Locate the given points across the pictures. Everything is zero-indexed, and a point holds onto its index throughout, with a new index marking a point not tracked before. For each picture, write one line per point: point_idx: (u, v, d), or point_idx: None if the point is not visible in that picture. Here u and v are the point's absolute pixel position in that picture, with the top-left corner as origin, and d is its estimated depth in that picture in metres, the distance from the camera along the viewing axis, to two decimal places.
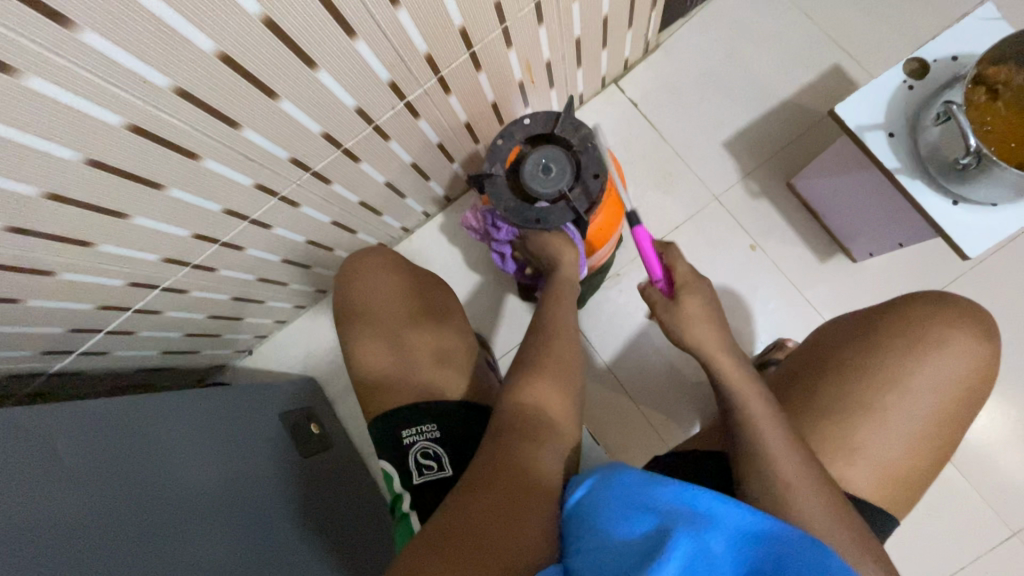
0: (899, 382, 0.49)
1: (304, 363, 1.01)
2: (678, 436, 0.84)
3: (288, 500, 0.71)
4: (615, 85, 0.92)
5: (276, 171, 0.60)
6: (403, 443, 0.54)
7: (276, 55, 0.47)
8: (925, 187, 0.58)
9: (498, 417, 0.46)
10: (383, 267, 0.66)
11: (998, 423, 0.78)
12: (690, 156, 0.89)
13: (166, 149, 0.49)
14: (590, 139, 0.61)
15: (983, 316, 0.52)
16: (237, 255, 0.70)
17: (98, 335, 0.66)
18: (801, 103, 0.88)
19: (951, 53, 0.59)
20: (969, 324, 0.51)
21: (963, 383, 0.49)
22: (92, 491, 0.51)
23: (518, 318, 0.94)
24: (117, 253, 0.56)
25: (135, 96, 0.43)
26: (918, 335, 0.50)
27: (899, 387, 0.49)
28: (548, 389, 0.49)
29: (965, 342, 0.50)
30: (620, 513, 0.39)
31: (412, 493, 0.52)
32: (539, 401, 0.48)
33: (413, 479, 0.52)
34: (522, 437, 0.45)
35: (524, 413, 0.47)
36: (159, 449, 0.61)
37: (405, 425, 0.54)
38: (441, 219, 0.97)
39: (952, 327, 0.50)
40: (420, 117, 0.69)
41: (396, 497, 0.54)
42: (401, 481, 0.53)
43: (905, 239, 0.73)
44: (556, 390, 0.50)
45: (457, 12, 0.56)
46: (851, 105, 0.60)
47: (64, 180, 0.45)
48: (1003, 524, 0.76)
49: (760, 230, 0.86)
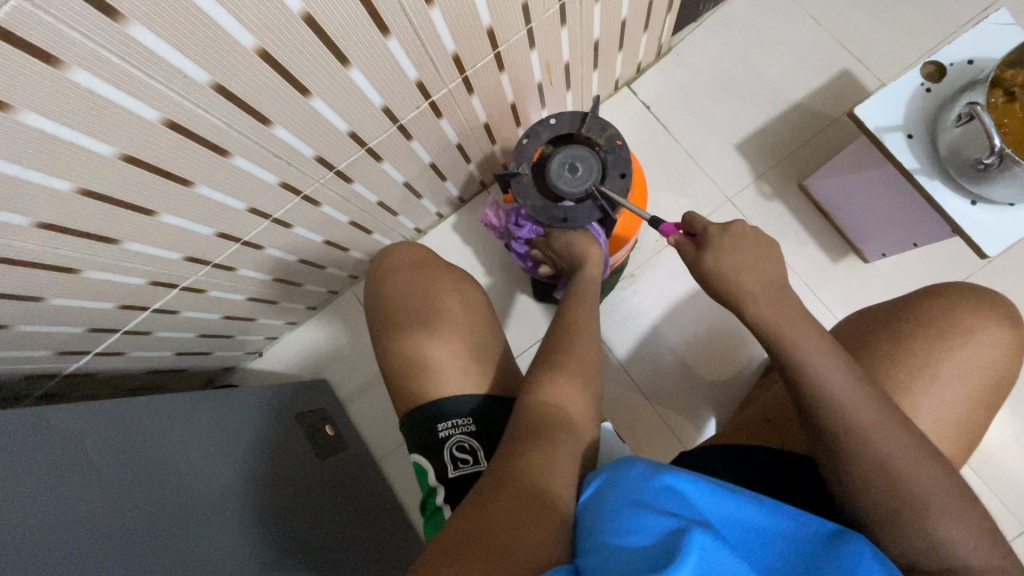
0: (930, 370, 0.50)
1: (315, 365, 1.00)
2: (694, 435, 0.84)
3: (307, 500, 0.70)
4: (628, 88, 0.93)
5: (301, 169, 0.60)
6: (439, 437, 0.57)
7: (313, 52, 0.47)
8: (944, 187, 0.59)
9: (534, 413, 0.46)
10: (416, 262, 0.68)
11: (1008, 420, 0.79)
12: (703, 158, 0.90)
13: (199, 146, 0.49)
14: (616, 139, 0.62)
15: (1009, 306, 0.53)
16: (256, 255, 0.70)
17: (115, 335, 0.65)
18: (811, 106, 0.89)
19: (966, 58, 0.60)
20: (995, 314, 0.52)
21: (991, 370, 0.50)
22: (112, 492, 0.50)
23: (532, 318, 0.94)
24: (141, 251, 0.56)
25: (174, 91, 0.42)
26: (945, 325, 0.51)
27: (930, 375, 0.50)
28: (583, 386, 0.49)
29: (992, 330, 0.51)
30: (627, 511, 0.36)
31: (447, 485, 0.56)
32: (574, 397, 0.48)
33: (448, 471, 0.56)
34: (558, 428, 0.45)
35: (561, 410, 0.47)
36: (179, 449, 0.60)
37: (441, 419, 0.57)
38: (455, 220, 0.97)
39: (979, 316, 0.51)
40: (442, 117, 0.69)
41: (430, 489, 0.58)
42: (436, 474, 0.57)
43: (919, 239, 0.74)
44: (591, 386, 0.50)
45: (485, 13, 0.56)
46: (870, 107, 0.61)
47: (97, 176, 0.45)
48: (1015, 520, 0.77)
49: (773, 231, 0.87)
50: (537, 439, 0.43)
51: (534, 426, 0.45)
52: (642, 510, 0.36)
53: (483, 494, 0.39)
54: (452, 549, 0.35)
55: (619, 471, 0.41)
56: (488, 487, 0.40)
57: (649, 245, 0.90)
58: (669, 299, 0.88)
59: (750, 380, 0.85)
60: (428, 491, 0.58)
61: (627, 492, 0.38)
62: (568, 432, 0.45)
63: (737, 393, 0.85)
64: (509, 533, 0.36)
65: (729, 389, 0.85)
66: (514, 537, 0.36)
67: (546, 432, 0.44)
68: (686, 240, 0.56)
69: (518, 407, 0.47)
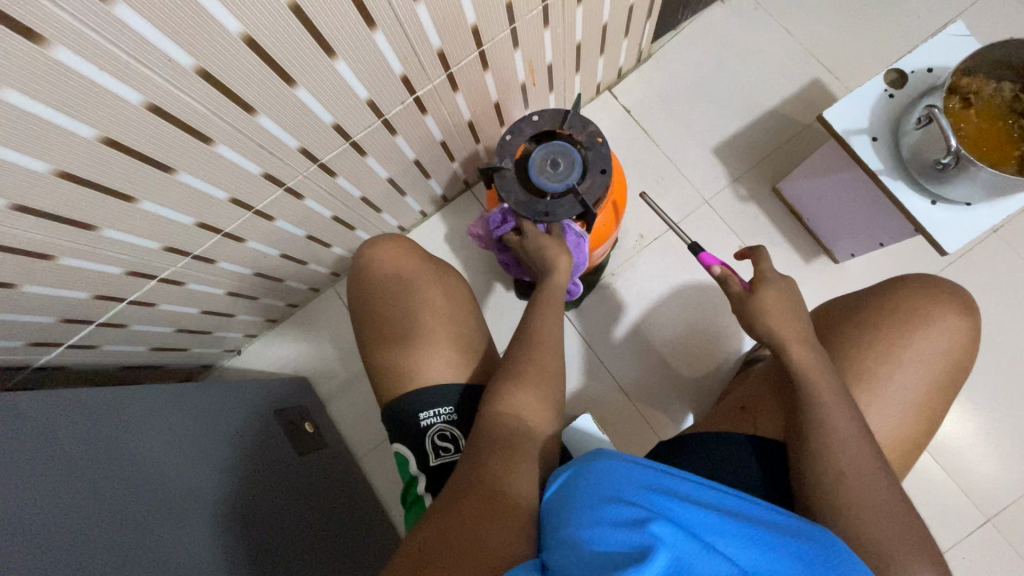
0: (894, 356, 0.52)
1: (294, 364, 0.99)
2: (672, 431, 0.86)
3: (283, 499, 0.69)
4: (609, 93, 0.96)
5: (285, 161, 0.60)
6: (421, 426, 0.57)
7: (301, 43, 0.48)
8: (907, 187, 0.62)
9: (497, 416, 0.47)
10: (402, 251, 0.68)
11: (969, 415, 0.83)
12: (681, 161, 0.93)
13: (182, 132, 0.49)
14: (597, 137, 0.63)
15: (968, 297, 0.55)
16: (238, 246, 0.69)
17: (90, 327, 0.64)
18: (784, 113, 0.93)
19: (927, 66, 0.63)
20: (953, 303, 0.54)
21: (951, 355, 0.53)
22: (88, 483, 0.49)
23: (514, 316, 0.95)
24: (120, 239, 0.55)
25: (160, 75, 0.43)
26: (907, 312, 0.54)
27: (895, 361, 0.52)
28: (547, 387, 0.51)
29: (951, 318, 0.53)
30: (597, 506, 0.37)
31: (429, 473, 0.56)
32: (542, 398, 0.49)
33: (430, 460, 0.56)
34: (521, 436, 0.46)
35: (529, 408, 0.48)
36: (157, 443, 0.59)
37: (423, 407, 0.57)
38: (438, 219, 0.98)
39: (938, 305, 0.54)
40: (427, 113, 0.70)
41: (412, 479, 0.58)
42: (417, 463, 0.57)
43: (885, 239, 0.77)
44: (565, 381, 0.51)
45: (470, 11, 0.58)
46: (837, 111, 0.64)
47: (78, 158, 0.44)
48: (978, 511, 0.80)
49: (748, 232, 0.90)
50: (507, 441, 0.45)
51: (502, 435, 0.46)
52: (609, 504, 0.37)
53: (456, 493, 0.41)
54: (422, 549, 0.36)
55: (587, 466, 0.42)
56: (462, 484, 0.41)
57: (629, 245, 0.92)
58: (647, 297, 0.90)
59: (728, 378, 0.86)
60: (410, 482, 0.58)
61: (594, 486, 0.39)
62: (527, 440, 0.46)
63: (714, 389, 0.87)
64: (477, 536, 0.37)
65: (706, 387, 0.87)
66: (472, 534, 0.37)
67: (514, 439, 0.46)
68: (737, 277, 0.55)
69: (500, 397, 0.49)
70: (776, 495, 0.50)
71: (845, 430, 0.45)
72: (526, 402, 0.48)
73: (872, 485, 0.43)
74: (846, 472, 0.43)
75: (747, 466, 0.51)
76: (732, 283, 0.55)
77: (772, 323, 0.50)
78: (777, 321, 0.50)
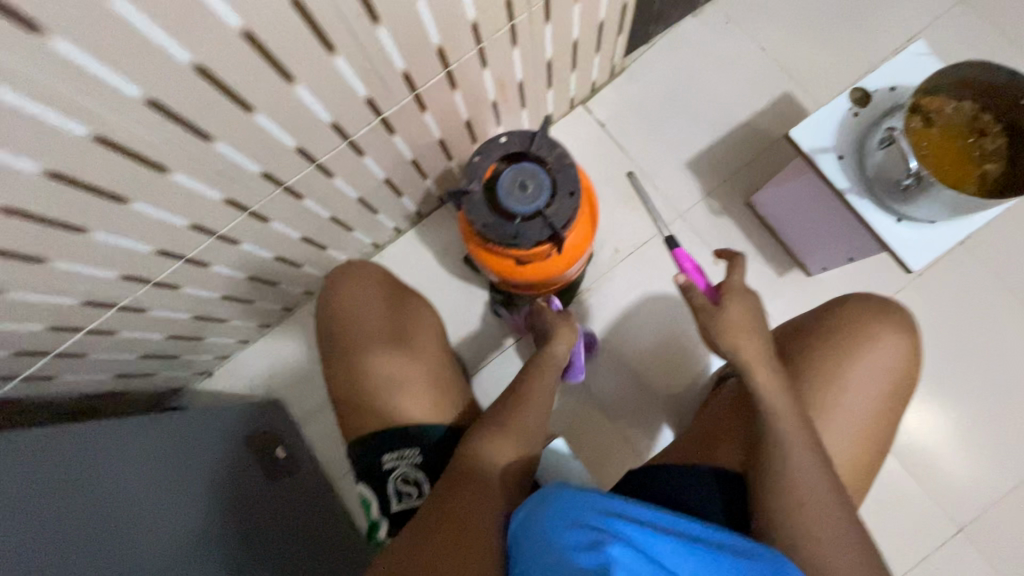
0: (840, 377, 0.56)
1: (267, 385, 0.97)
2: (649, 447, 0.86)
3: (254, 535, 0.66)
4: (583, 107, 0.96)
5: (247, 186, 0.59)
6: (384, 469, 0.59)
7: (256, 69, 0.46)
8: (873, 206, 0.62)
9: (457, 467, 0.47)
10: (375, 285, 0.70)
11: (939, 425, 0.84)
12: (655, 175, 0.93)
13: (134, 162, 0.47)
14: (565, 159, 0.62)
15: (907, 317, 0.59)
16: (201, 272, 0.67)
17: (46, 360, 0.62)
18: (756, 126, 0.93)
19: (890, 84, 0.64)
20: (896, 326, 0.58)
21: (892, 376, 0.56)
22: (49, 533, 0.46)
23: (491, 332, 0.95)
24: (73, 271, 0.53)
25: (106, 108, 0.41)
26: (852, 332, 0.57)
27: (842, 382, 0.56)
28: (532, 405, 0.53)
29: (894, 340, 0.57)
30: (562, 533, 0.37)
31: (390, 518, 0.58)
32: (496, 450, 0.49)
33: (391, 505, 0.58)
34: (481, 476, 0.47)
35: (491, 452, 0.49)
36: (124, 482, 0.56)
37: (387, 451, 0.60)
38: (413, 235, 0.97)
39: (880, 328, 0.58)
40: (395, 134, 0.69)
41: (374, 523, 0.59)
42: (379, 507, 0.59)
43: (854, 253, 0.78)
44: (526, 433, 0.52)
45: (435, 33, 0.57)
46: (804, 130, 0.65)
47: (21, 193, 0.43)
48: (950, 520, 0.81)
49: (722, 246, 0.90)
50: (468, 478, 0.46)
51: (469, 465, 0.48)
52: (572, 528, 0.37)
53: (422, 527, 0.41)
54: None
55: (554, 493, 0.41)
56: (430, 517, 0.42)
57: (604, 260, 0.92)
58: (623, 313, 0.90)
59: (704, 394, 0.86)
60: (372, 525, 0.60)
61: (559, 512, 0.39)
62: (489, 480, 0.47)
63: (690, 404, 0.87)
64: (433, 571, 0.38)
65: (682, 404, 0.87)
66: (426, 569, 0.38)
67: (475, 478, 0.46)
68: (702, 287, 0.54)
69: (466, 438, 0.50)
70: (744, 522, 0.50)
71: (801, 457, 0.45)
72: (494, 446, 0.49)
73: (835, 513, 0.43)
74: (807, 503, 0.43)
75: (711, 499, 0.51)
76: (696, 294, 0.53)
77: (737, 343, 0.50)
78: (740, 344, 0.50)
